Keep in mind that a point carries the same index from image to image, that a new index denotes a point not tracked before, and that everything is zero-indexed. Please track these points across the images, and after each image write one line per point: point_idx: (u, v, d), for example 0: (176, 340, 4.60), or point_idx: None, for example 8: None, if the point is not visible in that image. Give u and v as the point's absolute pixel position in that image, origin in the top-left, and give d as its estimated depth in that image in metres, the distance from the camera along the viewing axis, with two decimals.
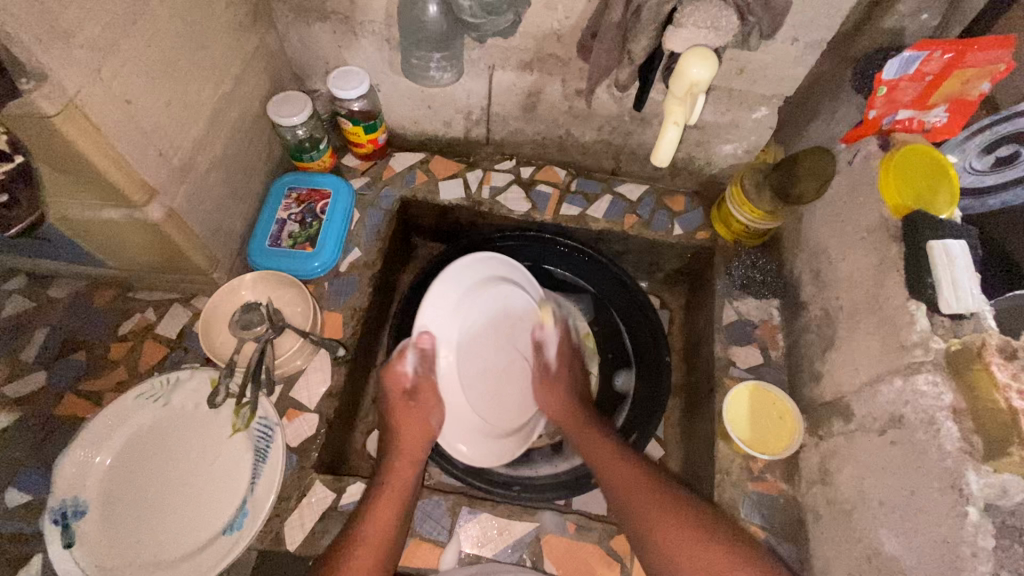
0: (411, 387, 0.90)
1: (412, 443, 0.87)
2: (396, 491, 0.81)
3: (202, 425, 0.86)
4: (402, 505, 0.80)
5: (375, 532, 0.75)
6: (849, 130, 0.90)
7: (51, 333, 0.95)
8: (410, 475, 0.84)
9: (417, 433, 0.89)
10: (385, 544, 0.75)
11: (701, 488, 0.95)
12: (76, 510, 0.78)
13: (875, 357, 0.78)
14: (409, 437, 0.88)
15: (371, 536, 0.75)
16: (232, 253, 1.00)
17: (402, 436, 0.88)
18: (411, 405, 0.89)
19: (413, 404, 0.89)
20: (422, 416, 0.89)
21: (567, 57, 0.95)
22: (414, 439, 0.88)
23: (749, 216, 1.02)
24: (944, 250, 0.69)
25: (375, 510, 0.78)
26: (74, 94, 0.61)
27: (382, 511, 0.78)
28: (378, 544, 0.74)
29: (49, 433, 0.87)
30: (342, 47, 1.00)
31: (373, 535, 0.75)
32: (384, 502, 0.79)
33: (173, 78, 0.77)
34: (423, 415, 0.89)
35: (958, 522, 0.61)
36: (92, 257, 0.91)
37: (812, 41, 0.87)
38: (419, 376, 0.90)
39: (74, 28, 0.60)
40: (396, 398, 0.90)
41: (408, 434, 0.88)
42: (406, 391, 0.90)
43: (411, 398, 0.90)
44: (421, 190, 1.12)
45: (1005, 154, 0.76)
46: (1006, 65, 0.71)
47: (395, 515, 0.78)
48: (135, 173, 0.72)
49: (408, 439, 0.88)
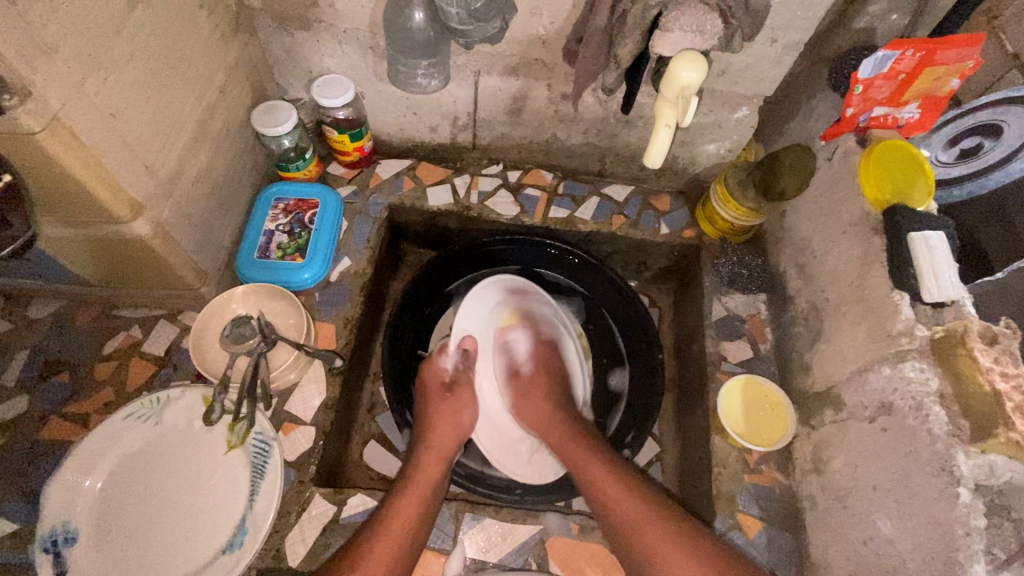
0: (450, 382, 0.94)
1: (443, 437, 0.89)
2: (421, 489, 0.81)
3: (196, 444, 0.84)
4: (424, 502, 0.80)
5: (397, 527, 0.76)
6: (828, 127, 0.92)
7: (32, 355, 0.92)
8: (438, 471, 0.85)
9: (448, 428, 0.90)
10: (403, 543, 0.76)
11: (697, 482, 0.97)
12: (67, 537, 0.76)
13: (863, 346, 0.80)
14: (442, 429, 0.89)
15: (393, 530, 0.76)
16: (219, 267, 0.98)
17: (436, 429, 0.89)
18: (445, 398, 0.91)
19: (448, 396, 0.92)
20: (456, 411, 0.91)
21: (553, 62, 0.96)
22: (445, 433, 0.89)
23: (735, 214, 1.04)
24: (924, 240, 0.73)
25: (399, 505, 0.78)
26: (59, 109, 0.59)
27: (406, 510, 0.78)
28: (399, 540, 0.75)
29: (35, 458, 0.84)
30: (325, 54, 0.99)
31: (395, 529, 0.76)
32: (407, 499, 0.80)
33: (157, 92, 0.75)
34: (456, 409, 0.91)
35: (950, 503, 0.64)
36: (73, 274, 0.89)
37: (791, 41, 0.90)
38: (458, 372, 0.94)
39: (57, 42, 0.58)
40: (434, 389, 0.92)
41: (439, 428, 0.89)
42: (443, 385, 0.93)
43: (449, 391, 0.93)
44: (409, 198, 1.12)
45: (970, 145, 0.80)
46: (974, 62, 0.74)
47: (414, 521, 0.78)
48: (121, 189, 0.71)
49: (440, 432, 0.89)
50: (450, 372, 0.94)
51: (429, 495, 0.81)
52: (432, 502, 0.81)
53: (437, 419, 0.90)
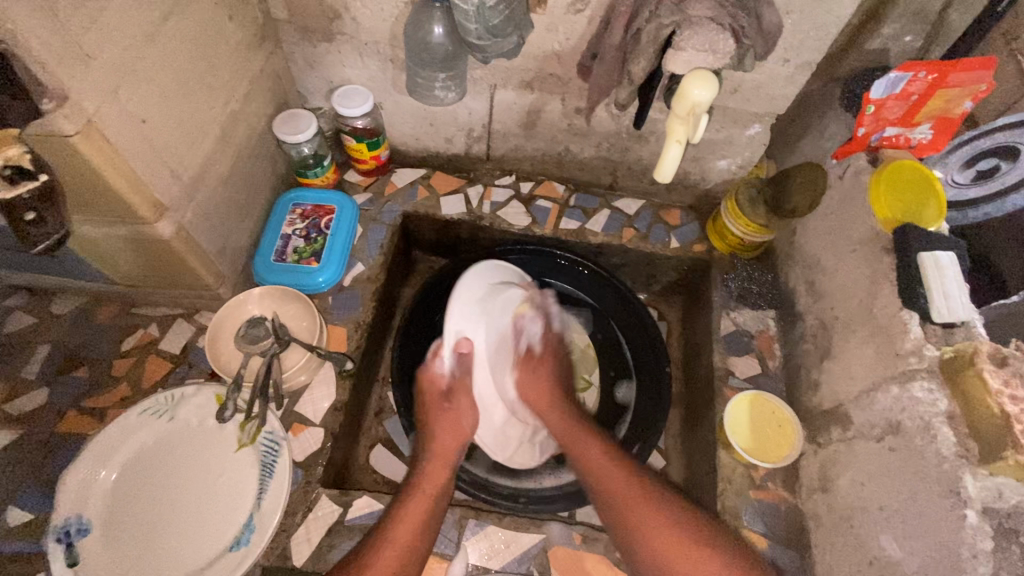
0: (447, 388, 0.87)
1: (447, 444, 0.86)
2: (425, 495, 0.80)
3: (208, 441, 0.85)
4: (430, 509, 0.79)
5: (401, 534, 0.74)
6: (839, 146, 0.92)
7: (53, 349, 0.95)
8: (442, 477, 0.83)
9: (453, 435, 0.86)
10: (412, 550, 0.74)
11: (702, 496, 0.97)
12: (80, 528, 0.77)
13: (871, 365, 0.80)
14: (444, 437, 0.86)
15: (398, 539, 0.74)
16: (237, 269, 1.00)
17: (437, 437, 0.86)
18: (446, 405, 0.86)
19: (449, 404, 0.86)
20: (456, 418, 0.86)
21: (567, 77, 0.97)
22: (448, 439, 0.86)
23: (744, 229, 1.04)
24: (934, 261, 0.73)
25: (407, 513, 0.76)
26: (93, 114, 0.62)
27: (412, 515, 0.76)
28: (406, 548, 0.73)
29: (52, 450, 0.87)
30: (346, 65, 1.02)
31: (399, 539, 0.74)
32: (414, 507, 0.78)
33: (185, 98, 0.78)
34: (457, 416, 0.86)
35: (956, 525, 0.63)
36: (96, 272, 0.91)
37: (802, 62, 0.91)
38: (454, 378, 0.86)
39: (94, 50, 0.61)
40: (433, 396, 0.87)
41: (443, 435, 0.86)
42: (442, 393, 0.87)
43: (447, 398, 0.87)
44: (423, 206, 1.14)
45: (986, 167, 0.79)
46: (987, 85, 0.74)
47: (423, 523, 0.77)
48: (148, 191, 0.73)
49: (445, 437, 0.86)
50: (446, 378, 0.87)
51: (433, 502, 0.80)
52: (438, 510, 0.80)
53: (437, 426, 0.86)
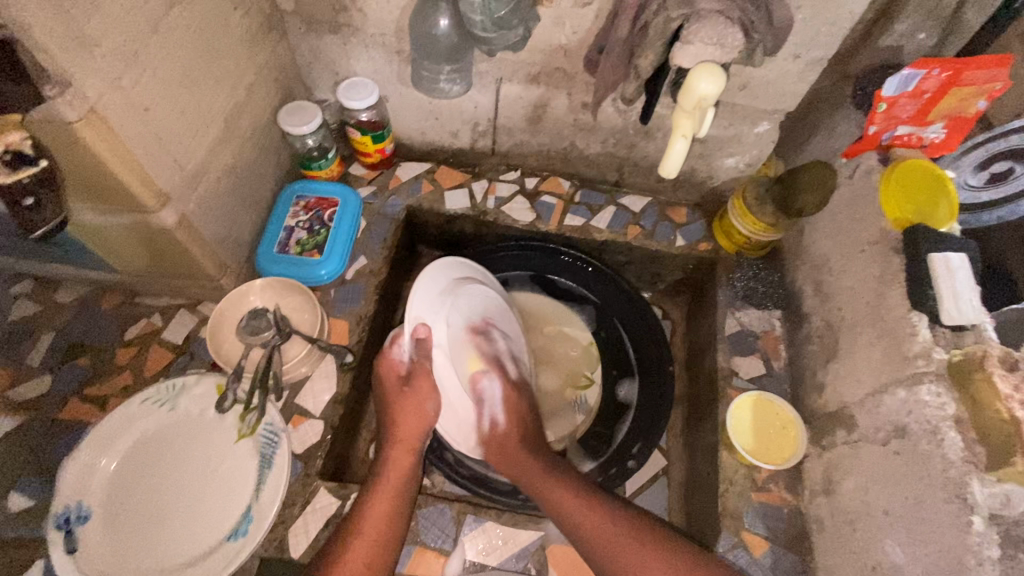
0: (406, 374, 0.85)
1: (408, 430, 0.84)
2: (392, 488, 0.80)
3: (208, 431, 0.85)
4: (397, 501, 0.79)
5: (370, 529, 0.75)
6: (850, 144, 0.90)
7: (56, 337, 0.95)
8: (405, 467, 0.83)
9: (412, 421, 0.84)
10: (382, 543, 0.75)
11: (703, 497, 0.96)
12: (79, 516, 0.77)
13: (878, 367, 0.79)
14: (404, 423, 0.84)
15: (369, 534, 0.75)
16: (239, 260, 1.00)
17: (398, 423, 0.84)
18: (406, 391, 0.84)
19: (407, 390, 0.84)
20: (418, 404, 0.84)
21: (574, 71, 0.97)
22: (411, 428, 0.84)
23: (750, 228, 1.03)
24: (945, 262, 0.71)
25: (373, 506, 0.78)
26: (95, 101, 0.62)
27: (379, 510, 0.78)
28: (376, 542, 0.75)
29: (54, 437, 0.87)
30: (353, 58, 1.02)
31: (370, 534, 0.75)
32: (378, 501, 0.79)
33: (189, 89, 0.78)
34: (418, 404, 0.84)
35: (962, 532, 0.62)
36: (99, 261, 0.92)
37: (813, 58, 0.89)
38: (413, 364, 0.84)
39: (98, 37, 0.61)
40: (390, 382, 0.85)
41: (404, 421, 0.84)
42: (400, 379, 0.86)
43: (406, 385, 0.85)
44: (427, 200, 1.14)
45: (1000, 169, 0.78)
46: (1003, 83, 0.73)
47: (390, 517, 0.77)
48: (151, 179, 0.74)
49: (404, 425, 0.84)
50: (405, 364, 0.86)
51: (401, 495, 0.80)
52: (406, 501, 0.80)
53: (397, 414, 0.85)
